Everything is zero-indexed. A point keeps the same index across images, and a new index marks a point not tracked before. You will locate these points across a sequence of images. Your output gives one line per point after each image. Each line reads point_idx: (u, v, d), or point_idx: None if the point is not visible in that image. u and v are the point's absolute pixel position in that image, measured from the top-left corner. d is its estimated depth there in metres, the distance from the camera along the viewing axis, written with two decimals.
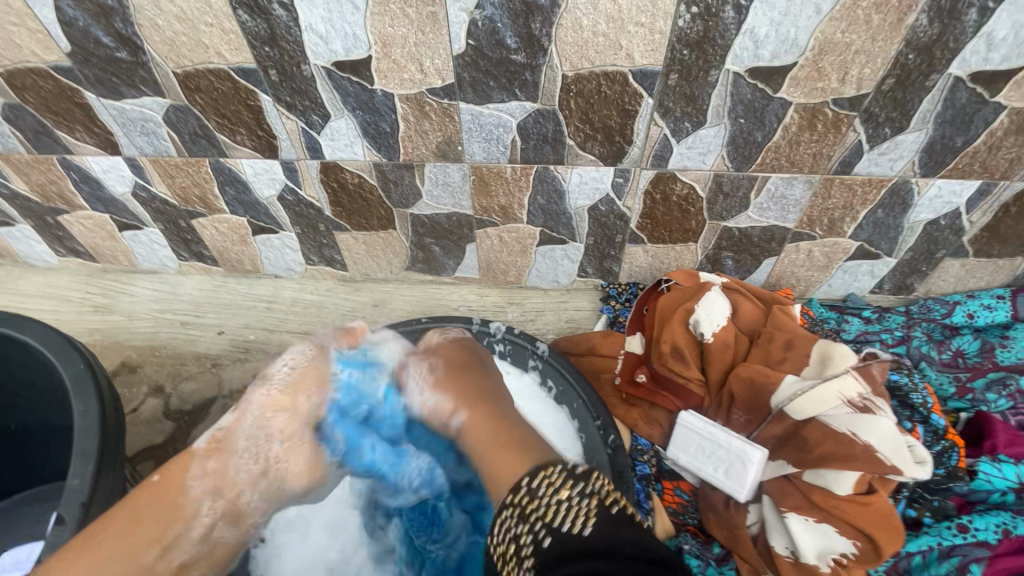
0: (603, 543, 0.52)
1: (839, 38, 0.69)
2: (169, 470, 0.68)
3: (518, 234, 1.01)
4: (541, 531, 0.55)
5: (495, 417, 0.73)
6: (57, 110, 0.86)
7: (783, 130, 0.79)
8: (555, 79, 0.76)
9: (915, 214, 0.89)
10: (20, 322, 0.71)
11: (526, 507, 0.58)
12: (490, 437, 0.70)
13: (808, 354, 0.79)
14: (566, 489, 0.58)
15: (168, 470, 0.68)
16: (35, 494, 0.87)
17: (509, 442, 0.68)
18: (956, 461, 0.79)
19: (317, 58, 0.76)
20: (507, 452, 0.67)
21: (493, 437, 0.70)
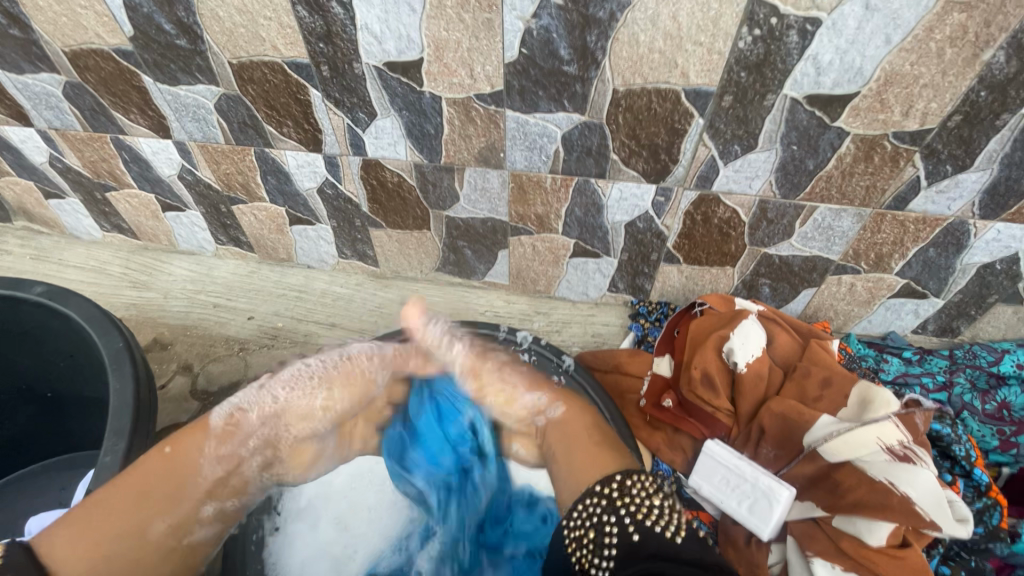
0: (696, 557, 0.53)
1: (907, 70, 0.66)
2: (181, 443, 0.64)
3: (552, 244, 1.00)
4: (629, 523, 0.56)
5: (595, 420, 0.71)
6: (114, 91, 0.88)
7: (837, 160, 0.77)
8: (606, 93, 0.75)
9: (969, 256, 0.85)
10: (66, 296, 0.73)
11: (618, 500, 0.58)
12: (581, 427, 0.69)
13: (846, 395, 0.77)
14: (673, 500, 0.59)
15: (179, 442, 0.64)
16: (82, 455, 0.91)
17: (613, 444, 0.67)
18: (999, 521, 0.76)
19: (369, 57, 0.76)
20: (594, 452, 0.65)
21: (583, 432, 0.68)
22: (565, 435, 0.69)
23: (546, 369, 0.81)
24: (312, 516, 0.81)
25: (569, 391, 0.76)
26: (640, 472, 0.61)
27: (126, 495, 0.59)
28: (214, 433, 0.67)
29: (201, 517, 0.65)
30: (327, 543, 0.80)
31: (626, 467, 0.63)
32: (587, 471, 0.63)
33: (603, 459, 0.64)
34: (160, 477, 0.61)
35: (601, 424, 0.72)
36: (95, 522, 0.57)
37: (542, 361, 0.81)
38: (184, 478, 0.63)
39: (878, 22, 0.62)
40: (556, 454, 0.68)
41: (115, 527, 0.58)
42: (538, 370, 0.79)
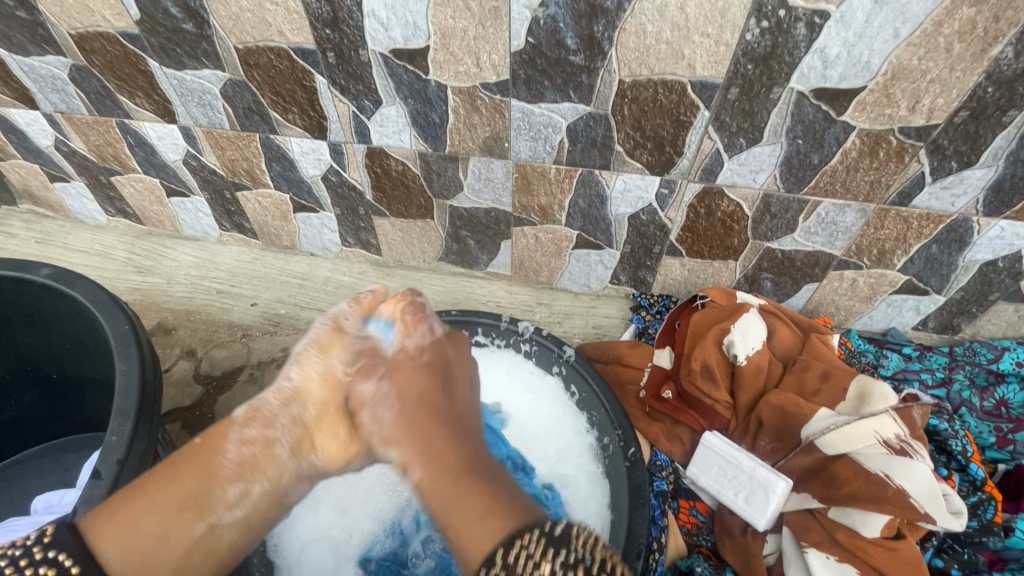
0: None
1: (915, 64, 0.66)
2: (209, 433, 0.62)
3: (555, 235, 1.00)
4: None
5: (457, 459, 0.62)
6: (120, 75, 0.89)
7: (842, 154, 0.76)
8: (612, 84, 0.75)
9: (971, 253, 0.86)
10: (72, 279, 0.74)
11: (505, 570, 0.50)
12: (460, 476, 0.59)
13: (844, 389, 0.77)
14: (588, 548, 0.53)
15: (208, 431, 0.62)
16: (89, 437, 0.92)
17: (477, 494, 0.57)
18: (993, 516, 0.76)
19: (375, 44, 0.76)
20: (471, 507, 0.56)
21: (459, 484, 0.58)
22: (446, 496, 0.58)
23: (423, 377, 0.69)
24: (311, 499, 0.80)
25: (437, 424, 0.65)
26: (532, 529, 0.53)
27: (174, 483, 0.58)
28: (237, 420, 0.63)
29: (227, 500, 0.59)
30: (327, 526, 0.79)
31: (513, 526, 0.54)
32: (468, 544, 0.54)
33: (488, 521, 0.54)
34: (186, 463, 0.59)
35: (478, 459, 0.62)
36: (127, 505, 0.56)
37: (416, 381, 0.68)
38: (211, 462, 0.60)
39: (887, 15, 0.62)
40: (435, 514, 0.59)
41: (149, 504, 0.56)
42: (429, 373, 0.70)
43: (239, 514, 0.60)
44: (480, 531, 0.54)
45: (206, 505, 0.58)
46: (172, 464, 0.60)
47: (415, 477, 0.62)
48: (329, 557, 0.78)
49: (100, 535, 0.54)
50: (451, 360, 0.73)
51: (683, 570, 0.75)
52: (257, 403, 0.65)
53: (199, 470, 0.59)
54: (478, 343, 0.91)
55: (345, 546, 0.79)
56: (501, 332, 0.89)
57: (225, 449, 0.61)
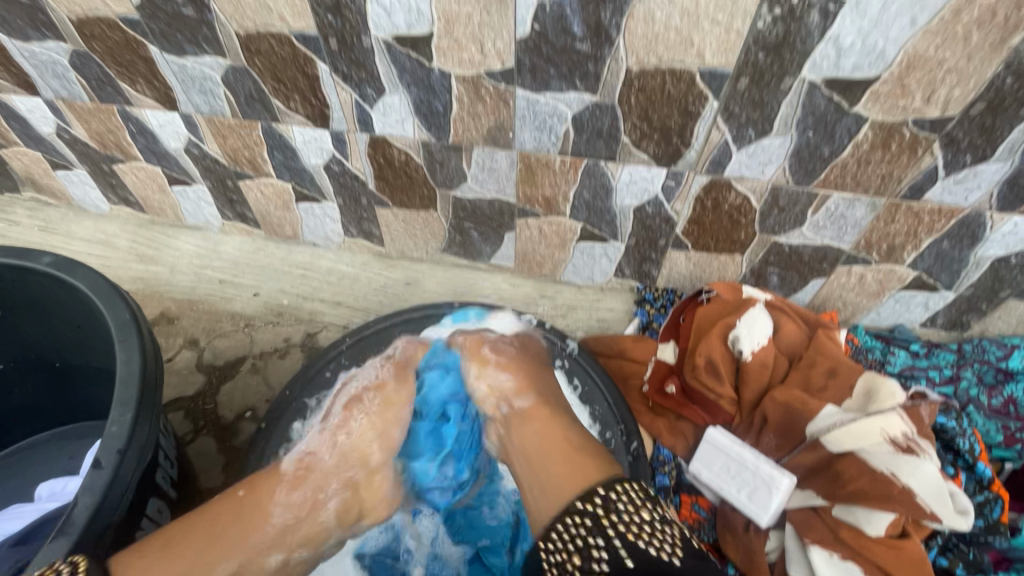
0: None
1: (931, 54, 0.64)
2: (254, 486, 0.68)
3: (559, 227, 0.99)
4: (619, 547, 0.54)
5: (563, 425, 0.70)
6: (121, 61, 0.88)
7: (853, 147, 0.75)
8: (619, 73, 0.73)
9: (983, 249, 0.84)
10: (73, 267, 0.73)
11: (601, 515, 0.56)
12: (555, 442, 0.67)
13: (851, 385, 0.76)
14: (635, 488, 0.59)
15: (253, 486, 0.67)
16: (94, 424, 0.93)
17: (575, 459, 0.64)
18: (999, 515, 0.75)
19: (378, 30, 0.75)
20: (564, 468, 0.63)
21: (558, 441, 0.67)
22: (536, 456, 0.67)
23: (519, 359, 0.78)
24: None
25: (544, 392, 0.74)
26: (619, 483, 0.59)
27: (205, 547, 0.61)
28: (286, 479, 0.69)
29: (267, 565, 0.64)
30: None
31: (597, 478, 0.61)
32: (551, 492, 0.62)
33: (580, 474, 0.62)
34: (227, 524, 0.63)
35: (581, 435, 0.69)
36: (169, 550, 0.59)
37: (516, 354, 0.78)
38: (254, 523, 0.65)
39: (903, 3, 0.60)
40: (524, 467, 0.67)
41: (185, 567, 0.58)
42: (523, 357, 0.78)
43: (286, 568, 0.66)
44: (578, 477, 0.62)
45: (250, 562, 0.63)
46: (215, 516, 0.64)
47: (504, 423, 0.73)
48: (330, 546, 0.78)
49: (136, 571, 0.56)
50: (536, 351, 0.82)
51: None
52: (304, 460, 0.72)
53: (238, 531, 0.63)
54: None
55: (345, 536, 0.79)
56: None
57: (272, 511, 0.66)
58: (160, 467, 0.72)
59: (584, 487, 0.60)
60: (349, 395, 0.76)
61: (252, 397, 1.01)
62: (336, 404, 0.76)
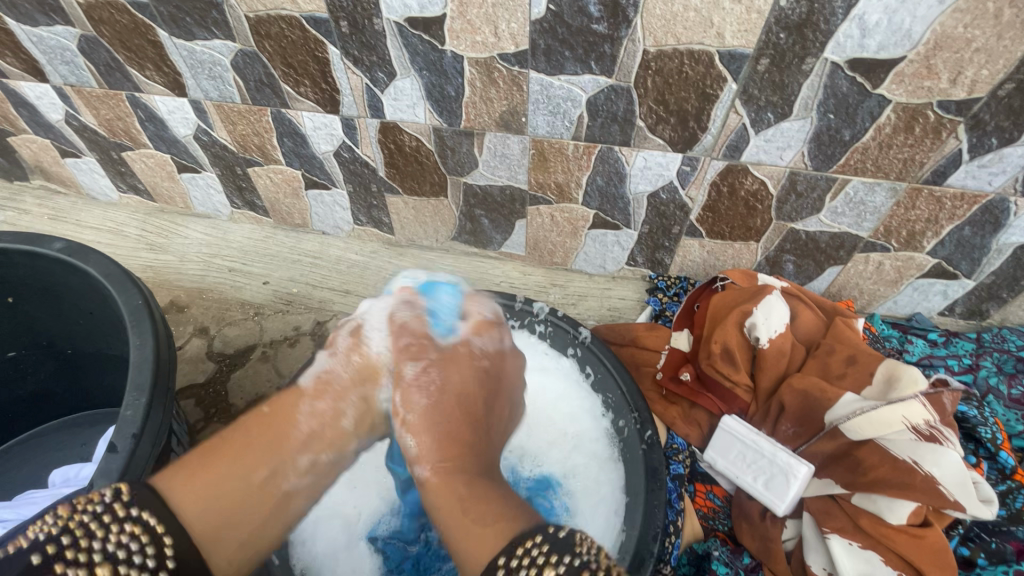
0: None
1: (959, 32, 0.62)
2: (278, 403, 0.65)
3: (571, 215, 0.98)
4: None
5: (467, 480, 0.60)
6: (130, 46, 0.87)
7: (875, 130, 0.73)
8: (635, 55, 0.72)
9: (1006, 235, 0.82)
10: (86, 253, 0.73)
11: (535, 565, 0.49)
12: (450, 499, 0.58)
13: (871, 373, 0.75)
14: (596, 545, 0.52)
15: (277, 402, 0.65)
16: (105, 412, 0.92)
17: (478, 511, 0.56)
18: (1023, 505, 0.74)
19: (390, 12, 0.74)
20: (477, 526, 0.54)
21: (462, 493, 0.58)
22: (451, 500, 0.58)
23: (444, 378, 0.69)
24: None
25: (461, 414, 0.66)
26: (535, 534, 0.52)
27: (248, 453, 0.60)
28: (307, 393, 0.66)
29: (298, 468, 0.62)
30: (339, 505, 0.79)
31: (511, 536, 0.53)
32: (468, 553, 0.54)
33: (493, 534, 0.53)
34: (261, 432, 0.62)
35: (498, 481, 0.60)
36: (203, 469, 0.57)
37: (461, 379, 0.69)
38: (285, 432, 0.63)
39: None
40: (441, 519, 0.58)
41: (228, 470, 0.58)
42: (450, 386, 0.68)
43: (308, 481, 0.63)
44: (486, 538, 0.53)
45: (281, 466, 0.61)
46: (242, 440, 0.61)
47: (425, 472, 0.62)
48: (342, 534, 0.78)
49: (176, 490, 0.55)
50: (472, 374, 0.70)
51: (699, 554, 0.74)
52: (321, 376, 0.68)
53: (271, 444, 0.61)
54: None
55: (357, 524, 0.79)
56: (515, 313, 0.88)
57: (299, 418, 0.64)
58: (174, 453, 0.71)
59: (512, 539, 0.52)
60: (351, 326, 0.73)
61: (263, 384, 1.01)
62: (341, 361, 0.70)
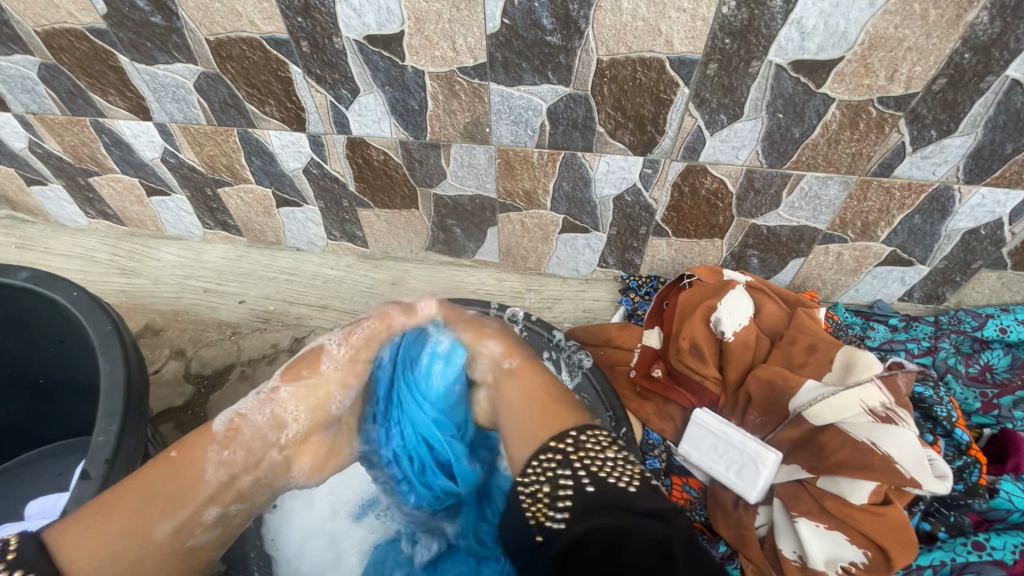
0: (648, 507, 0.52)
1: (891, 32, 0.66)
2: (187, 447, 0.64)
3: (541, 220, 1.00)
4: (583, 474, 0.56)
5: (540, 384, 0.69)
6: (91, 72, 0.87)
7: (823, 127, 0.76)
8: (590, 64, 0.74)
9: (953, 222, 0.86)
10: (52, 281, 0.73)
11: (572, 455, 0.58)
12: (535, 393, 0.68)
13: (831, 360, 0.78)
14: (607, 452, 0.57)
15: (186, 447, 0.64)
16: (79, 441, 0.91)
17: (555, 405, 0.66)
18: (978, 478, 0.78)
19: (349, 31, 0.75)
20: (550, 409, 0.65)
21: (535, 391, 0.68)
22: (525, 411, 0.66)
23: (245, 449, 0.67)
24: (306, 495, 0.81)
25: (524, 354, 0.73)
26: (599, 426, 0.61)
27: (122, 510, 0.57)
28: (216, 438, 0.65)
29: (203, 521, 0.63)
30: (321, 521, 0.81)
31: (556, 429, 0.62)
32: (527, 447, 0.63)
33: (547, 424, 0.63)
34: (164, 478, 0.61)
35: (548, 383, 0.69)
36: (110, 515, 0.56)
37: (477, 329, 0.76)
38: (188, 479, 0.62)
39: None
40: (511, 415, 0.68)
41: (119, 528, 0.56)
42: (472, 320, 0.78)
43: (213, 533, 0.64)
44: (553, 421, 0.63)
45: (187, 519, 0.61)
46: (147, 480, 0.60)
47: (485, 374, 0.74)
48: (328, 548, 0.80)
49: (73, 546, 0.53)
50: (502, 319, 0.79)
51: None
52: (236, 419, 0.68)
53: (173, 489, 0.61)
54: None
55: (344, 539, 0.81)
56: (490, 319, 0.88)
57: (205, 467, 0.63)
58: None
59: (555, 432, 0.61)
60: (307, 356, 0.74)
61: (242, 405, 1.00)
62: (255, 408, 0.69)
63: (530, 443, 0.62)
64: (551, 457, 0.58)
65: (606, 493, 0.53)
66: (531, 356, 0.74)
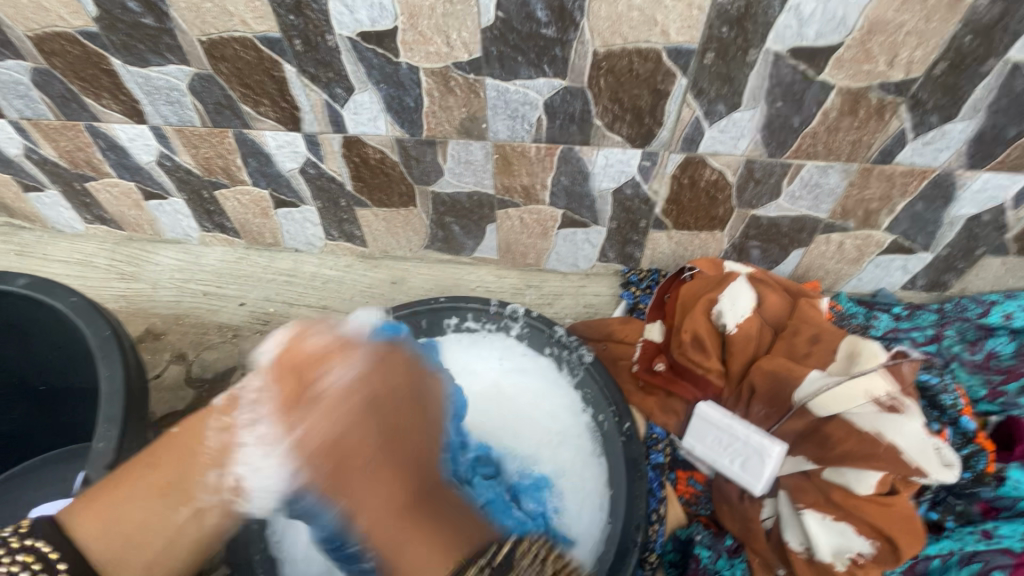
0: None
1: (890, 17, 0.65)
2: (189, 424, 0.63)
3: (540, 216, 0.99)
4: None
5: (394, 484, 0.62)
6: (84, 76, 0.86)
7: (822, 115, 0.75)
8: (585, 56, 0.73)
9: (956, 208, 0.85)
10: (50, 287, 0.72)
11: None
12: (390, 492, 0.62)
13: (835, 349, 0.77)
14: None
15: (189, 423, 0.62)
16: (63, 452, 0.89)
17: (430, 523, 0.63)
18: (985, 466, 0.78)
19: (342, 28, 0.74)
20: (429, 538, 0.62)
21: (389, 506, 0.61)
22: (389, 535, 0.61)
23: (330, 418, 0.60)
24: None
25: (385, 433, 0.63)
26: (484, 556, 0.62)
27: (154, 468, 0.59)
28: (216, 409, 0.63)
29: (207, 485, 0.60)
30: None
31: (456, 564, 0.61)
32: (414, 572, 0.60)
33: (441, 551, 0.61)
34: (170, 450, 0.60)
35: (416, 466, 0.65)
36: (106, 493, 0.58)
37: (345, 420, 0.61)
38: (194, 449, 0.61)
39: None
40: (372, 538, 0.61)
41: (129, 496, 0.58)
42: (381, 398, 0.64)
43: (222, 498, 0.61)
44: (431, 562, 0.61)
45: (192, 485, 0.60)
46: (153, 459, 0.60)
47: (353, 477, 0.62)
48: None
49: (81, 523, 0.57)
50: (398, 377, 0.65)
51: (682, 539, 0.78)
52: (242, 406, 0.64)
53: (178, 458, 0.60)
54: (469, 328, 0.90)
55: None
56: (492, 316, 0.88)
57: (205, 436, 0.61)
58: None
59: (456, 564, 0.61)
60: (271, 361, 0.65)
61: None
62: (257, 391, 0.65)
63: (430, 567, 0.60)
64: None
65: None
66: (419, 434, 0.66)
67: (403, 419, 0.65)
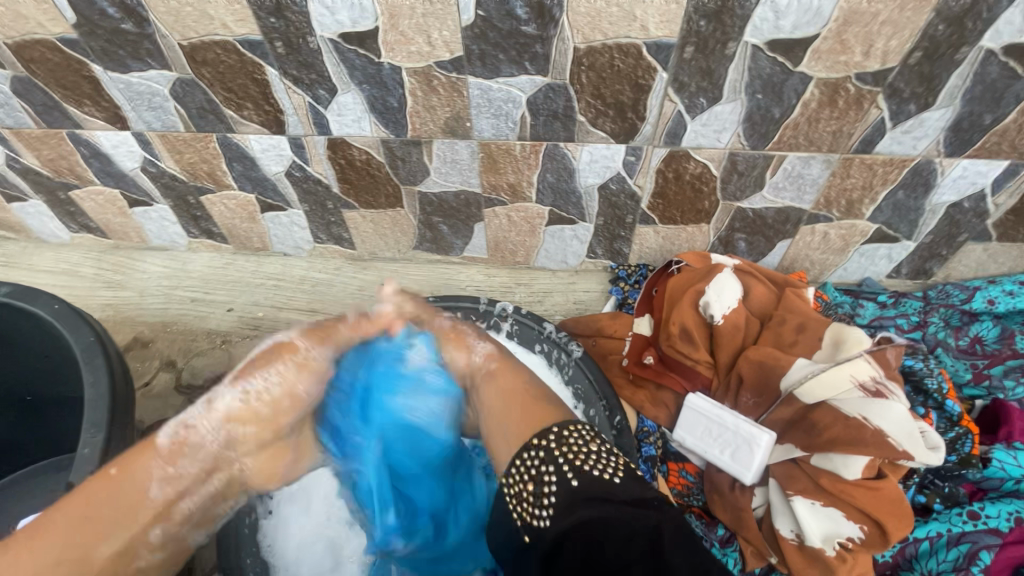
0: (631, 496, 0.52)
1: (865, 7, 0.65)
2: (128, 464, 0.59)
3: (527, 213, 0.99)
4: (562, 472, 0.54)
5: (519, 380, 0.68)
6: (65, 83, 0.86)
7: (802, 106, 0.76)
8: (567, 52, 0.74)
9: (937, 195, 0.86)
10: (33, 295, 0.72)
11: (555, 450, 0.56)
12: (516, 393, 0.65)
13: (820, 337, 0.78)
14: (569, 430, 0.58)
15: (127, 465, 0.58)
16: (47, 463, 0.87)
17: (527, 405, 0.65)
18: (971, 449, 0.79)
19: (323, 29, 0.74)
20: (534, 406, 0.63)
21: (518, 392, 0.66)
22: (502, 412, 0.64)
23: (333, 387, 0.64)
24: (303, 497, 0.79)
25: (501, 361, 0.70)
26: (577, 422, 0.59)
27: (89, 526, 0.55)
28: (162, 453, 0.60)
29: (150, 542, 0.59)
30: (321, 524, 0.79)
31: (549, 423, 0.60)
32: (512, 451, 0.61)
33: (540, 417, 0.61)
34: (106, 504, 0.56)
35: (533, 382, 0.68)
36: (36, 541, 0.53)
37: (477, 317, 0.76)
38: (135, 503, 0.57)
39: None
40: (489, 417, 0.65)
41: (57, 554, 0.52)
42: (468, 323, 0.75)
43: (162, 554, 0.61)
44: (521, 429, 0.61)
45: (128, 544, 0.57)
46: (84, 498, 0.56)
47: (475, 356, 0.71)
48: (327, 554, 0.78)
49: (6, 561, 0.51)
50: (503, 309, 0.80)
51: None
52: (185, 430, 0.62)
53: (121, 515, 0.56)
54: None
55: (344, 546, 0.79)
56: (482, 314, 0.89)
57: (148, 485, 0.58)
58: None
59: (542, 427, 0.60)
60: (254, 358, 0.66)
61: None
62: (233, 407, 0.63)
63: (526, 430, 0.60)
64: (543, 453, 0.57)
65: (587, 488, 0.52)
66: (509, 347, 0.74)
67: (505, 351, 0.73)
